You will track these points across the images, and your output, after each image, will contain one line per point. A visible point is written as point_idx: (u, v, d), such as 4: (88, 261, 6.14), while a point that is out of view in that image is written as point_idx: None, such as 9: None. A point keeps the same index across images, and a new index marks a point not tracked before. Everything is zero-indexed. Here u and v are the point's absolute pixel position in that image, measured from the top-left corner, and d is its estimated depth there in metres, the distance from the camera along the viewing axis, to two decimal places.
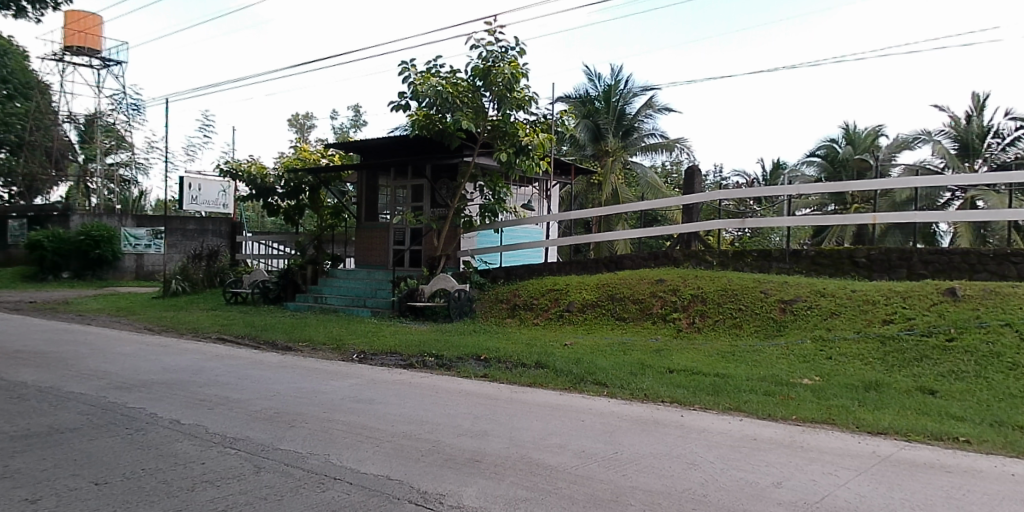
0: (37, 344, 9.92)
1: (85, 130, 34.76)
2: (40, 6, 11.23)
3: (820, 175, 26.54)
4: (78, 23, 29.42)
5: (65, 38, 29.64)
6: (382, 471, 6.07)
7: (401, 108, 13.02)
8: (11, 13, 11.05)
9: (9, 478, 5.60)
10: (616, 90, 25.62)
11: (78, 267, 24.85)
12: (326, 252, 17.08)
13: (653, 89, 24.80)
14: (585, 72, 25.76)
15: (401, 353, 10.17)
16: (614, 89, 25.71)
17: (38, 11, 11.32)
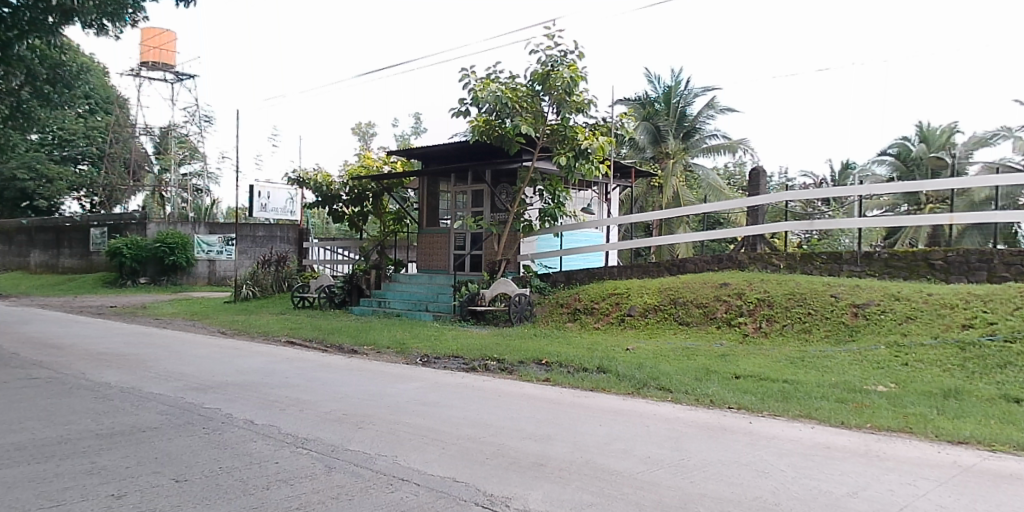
0: (121, 345, 10.36)
1: (161, 141, 36.35)
2: (120, 23, 11.80)
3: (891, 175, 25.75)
4: (154, 39, 30.82)
5: (142, 55, 31.07)
6: (448, 473, 6.10)
7: (462, 114, 13.14)
8: (93, 32, 11.64)
9: (96, 475, 5.84)
10: (677, 90, 25.54)
11: (154, 273, 26.08)
12: (389, 257, 17.57)
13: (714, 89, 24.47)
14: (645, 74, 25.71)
15: (463, 357, 10.22)
16: (675, 90, 25.60)
17: (118, 28, 11.91)
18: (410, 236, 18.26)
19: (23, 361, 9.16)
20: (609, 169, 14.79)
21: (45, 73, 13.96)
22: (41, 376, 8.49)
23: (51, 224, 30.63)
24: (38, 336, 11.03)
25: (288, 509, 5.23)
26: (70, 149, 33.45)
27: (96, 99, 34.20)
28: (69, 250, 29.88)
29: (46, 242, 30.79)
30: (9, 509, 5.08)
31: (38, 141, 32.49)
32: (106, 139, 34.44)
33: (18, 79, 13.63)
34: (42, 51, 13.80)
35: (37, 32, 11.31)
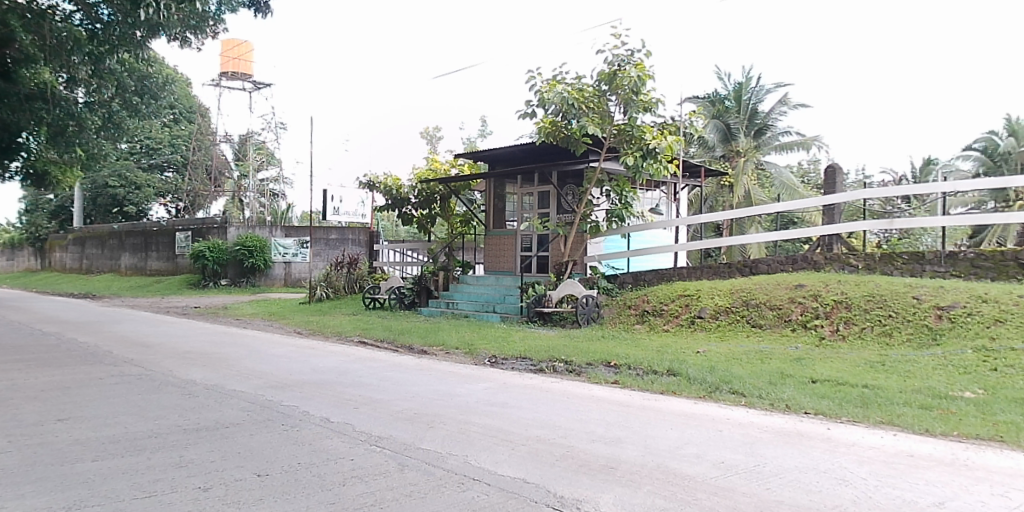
0: (205, 345, 10.84)
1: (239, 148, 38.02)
2: (201, 35, 12.38)
3: (977, 170, 24.58)
4: (233, 50, 32.12)
5: (222, 65, 32.42)
6: (519, 474, 6.12)
7: (528, 116, 13.21)
8: (177, 44, 12.25)
9: (185, 468, 6.11)
10: (748, 87, 24.94)
11: (234, 275, 27.33)
12: (457, 259, 17.87)
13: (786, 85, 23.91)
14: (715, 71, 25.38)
15: (531, 358, 10.25)
16: (747, 86, 24.99)
17: (199, 40, 12.49)
18: (477, 237, 18.49)
19: (117, 358, 9.70)
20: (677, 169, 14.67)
21: (133, 85, 15.09)
22: (133, 372, 8.97)
23: (139, 229, 32.41)
24: (132, 335, 11.67)
25: (365, 505, 5.35)
26: (157, 157, 36.17)
27: (181, 110, 36.86)
28: (158, 253, 31.32)
29: (135, 246, 32.57)
30: (107, 498, 5.37)
31: (129, 150, 35.54)
32: (188, 146, 36.49)
33: (108, 91, 14.61)
34: (131, 64, 14.89)
35: (127, 45, 12.01)
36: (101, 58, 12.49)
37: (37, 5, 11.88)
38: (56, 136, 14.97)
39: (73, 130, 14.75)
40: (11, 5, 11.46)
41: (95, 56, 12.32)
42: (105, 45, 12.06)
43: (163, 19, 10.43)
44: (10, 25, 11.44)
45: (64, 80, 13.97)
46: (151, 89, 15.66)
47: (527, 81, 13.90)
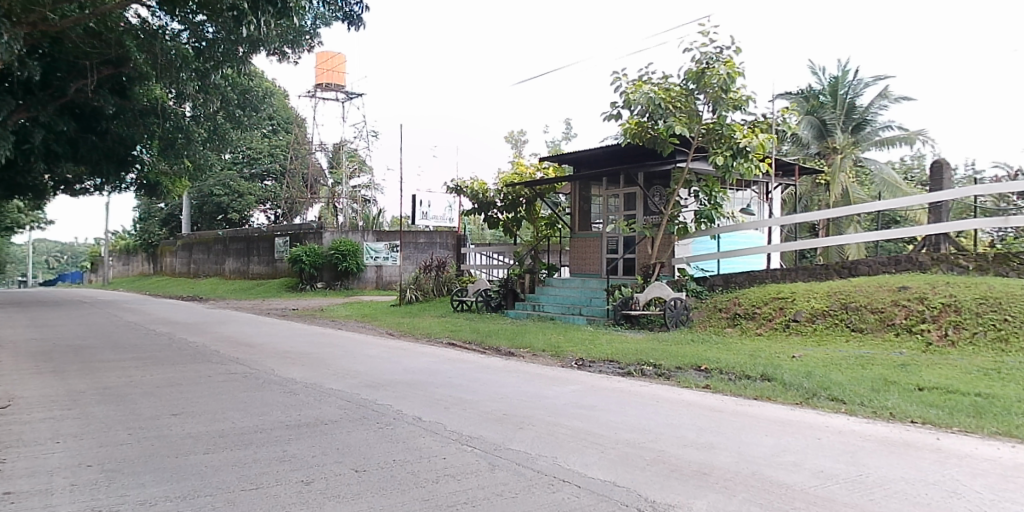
0: (304, 345, 11.31)
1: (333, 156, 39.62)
2: (298, 50, 12.99)
3: None
4: (328, 63, 33.48)
5: (317, 77, 33.83)
6: (609, 477, 6.08)
7: (614, 117, 13.16)
8: (276, 59, 12.89)
9: (288, 462, 6.38)
10: (845, 81, 24.12)
11: (330, 278, 28.35)
12: (543, 261, 17.95)
13: (887, 78, 22.90)
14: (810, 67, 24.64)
15: (619, 361, 10.17)
16: (843, 80, 24.18)
17: (296, 54, 13.11)
18: (563, 240, 18.57)
19: (224, 357, 10.25)
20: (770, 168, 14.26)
21: (236, 97, 15.75)
22: (238, 370, 9.46)
23: (241, 235, 34.27)
24: (238, 335, 12.32)
25: (459, 503, 5.44)
26: (257, 167, 38.46)
27: (279, 121, 38.94)
28: (258, 257, 32.93)
29: (238, 251, 34.41)
30: (217, 489, 5.67)
31: (232, 160, 38.01)
32: (286, 155, 38.58)
33: (215, 105, 15.36)
34: (235, 80, 15.54)
35: (230, 61, 12.71)
36: (208, 74, 13.13)
37: (151, 26, 12.83)
38: (168, 149, 16.34)
39: (182, 142, 16.04)
40: (130, 28, 12.76)
41: (202, 72, 13.03)
42: (210, 62, 12.60)
43: (264, 35, 10.96)
44: (127, 46, 12.76)
45: (174, 96, 15.28)
46: (252, 101, 16.23)
47: (613, 82, 13.86)
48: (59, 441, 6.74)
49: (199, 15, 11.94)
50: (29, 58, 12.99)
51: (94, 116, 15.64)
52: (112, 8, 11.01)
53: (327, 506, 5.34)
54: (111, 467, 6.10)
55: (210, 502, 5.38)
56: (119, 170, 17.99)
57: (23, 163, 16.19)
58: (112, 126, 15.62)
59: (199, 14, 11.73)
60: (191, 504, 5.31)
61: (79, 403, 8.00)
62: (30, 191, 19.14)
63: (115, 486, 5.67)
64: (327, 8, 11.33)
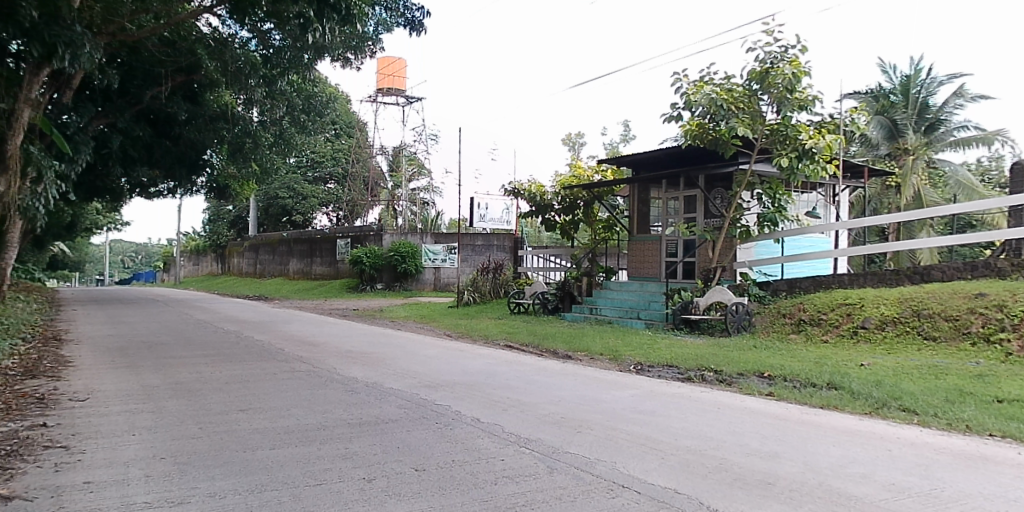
0: (364, 344, 11.53)
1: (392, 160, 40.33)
2: (360, 56, 13.28)
3: None
4: (389, 68, 34.14)
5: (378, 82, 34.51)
6: (669, 484, 5.98)
7: (674, 118, 13.12)
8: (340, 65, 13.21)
9: (350, 459, 6.50)
10: (917, 79, 23.32)
11: (389, 279, 28.86)
12: (600, 264, 17.91)
13: (963, 76, 22.02)
14: (880, 65, 23.91)
15: (679, 366, 10.04)
16: (916, 78, 23.40)
17: (358, 60, 13.39)
18: (621, 243, 18.52)
19: (288, 355, 10.55)
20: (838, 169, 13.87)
21: (301, 103, 16.32)
22: (301, 368, 9.72)
23: (305, 237, 35.20)
24: (301, 334, 12.66)
25: (518, 505, 5.42)
26: (320, 170, 39.74)
27: (342, 125, 39.95)
28: (321, 258, 33.76)
29: (301, 252, 35.39)
30: (283, 484, 5.78)
31: (298, 164, 39.38)
32: (347, 158, 39.72)
33: (281, 111, 16.18)
34: (300, 86, 15.98)
35: (295, 67, 13.05)
36: (274, 80, 13.85)
37: (221, 34, 13.33)
38: (238, 153, 17.31)
39: (250, 146, 16.89)
40: (201, 36, 13.33)
41: (268, 79, 13.68)
42: (277, 68, 13.23)
43: (329, 41, 11.25)
44: (199, 54, 13.35)
45: (242, 102, 16.01)
46: (316, 107, 16.79)
47: (673, 83, 13.81)
48: (135, 433, 7.01)
49: (267, 23, 12.31)
50: (109, 67, 13.71)
51: (167, 121, 16.38)
52: (183, 17, 11.47)
53: (389, 503, 5.38)
54: (182, 460, 6.29)
55: (276, 495, 5.52)
56: (190, 173, 18.74)
57: (103, 167, 17.03)
58: (184, 131, 16.39)
59: (267, 22, 12.08)
60: (258, 497, 5.47)
61: (153, 397, 8.32)
62: (108, 195, 20.10)
63: (186, 478, 5.84)
64: (389, 14, 11.52)
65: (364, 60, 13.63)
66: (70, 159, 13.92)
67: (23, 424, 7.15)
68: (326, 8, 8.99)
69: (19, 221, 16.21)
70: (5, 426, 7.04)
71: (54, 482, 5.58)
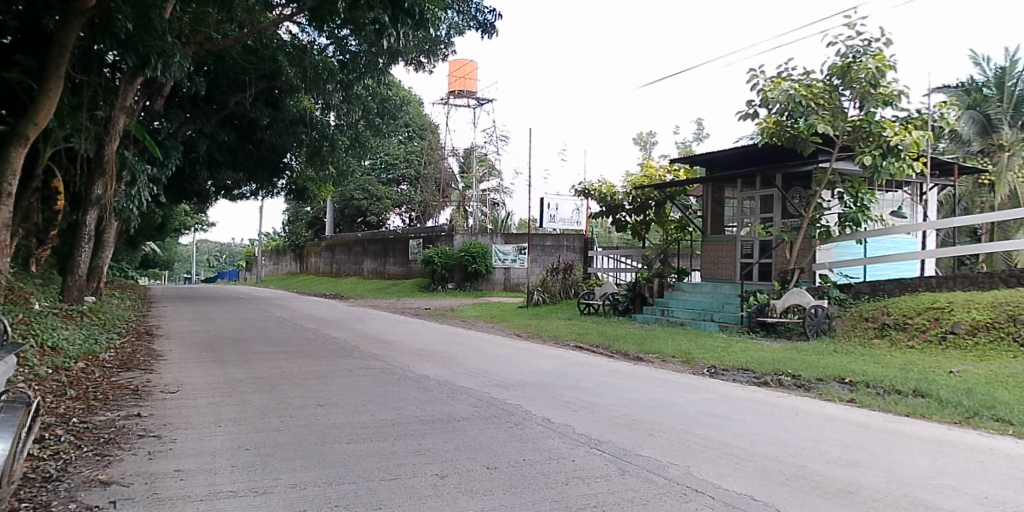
0: (436, 343, 11.75)
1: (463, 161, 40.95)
2: (433, 59, 13.58)
3: None
4: (460, 70, 34.65)
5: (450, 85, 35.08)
6: (746, 490, 5.71)
7: (751, 116, 13.00)
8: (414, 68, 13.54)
9: (423, 455, 6.50)
10: (1013, 71, 22.28)
11: (460, 279, 29.30)
12: (672, 266, 17.77)
13: None
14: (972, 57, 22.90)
15: (754, 370, 9.82)
16: (1011, 71, 22.36)
17: (431, 62, 13.69)
18: (693, 244, 18.34)
19: (363, 352, 10.86)
20: (925, 167, 13.31)
21: (377, 107, 16.79)
22: (376, 366, 9.97)
23: (379, 238, 36.06)
24: (376, 332, 13.01)
25: (589, 506, 5.22)
26: (394, 172, 40.82)
27: (415, 128, 40.88)
28: (394, 258, 34.54)
29: (375, 252, 36.31)
30: (359, 477, 5.81)
31: (372, 166, 40.55)
32: (420, 161, 40.67)
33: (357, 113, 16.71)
34: (375, 90, 16.50)
35: (371, 72, 13.50)
36: (351, 84, 14.35)
37: (300, 41, 14.05)
38: (317, 156, 17.84)
39: (328, 149, 17.42)
40: (282, 44, 14.08)
41: (346, 83, 14.20)
42: (354, 73, 13.67)
43: (403, 45, 11.53)
44: (280, 61, 13.99)
45: (320, 106, 16.79)
46: (390, 110, 17.14)
47: (749, 80, 13.71)
48: (221, 425, 7.31)
49: (344, 30, 12.75)
50: (197, 75, 14.47)
51: (250, 126, 17.18)
52: (265, 25, 11.97)
53: (461, 499, 5.32)
54: (263, 451, 6.47)
55: (348, 487, 5.53)
56: (271, 175, 19.52)
57: (191, 171, 17.95)
58: (265, 136, 17.18)
59: (344, 29, 12.52)
60: (332, 488, 5.55)
61: (237, 391, 8.68)
62: (195, 197, 21.19)
63: (268, 469, 5.97)
64: (462, 17, 11.70)
65: (437, 62, 13.91)
66: (161, 163, 14.84)
67: (120, 414, 7.57)
68: (400, 14, 9.14)
69: (116, 222, 17.28)
70: (103, 415, 7.48)
71: (148, 469, 5.76)
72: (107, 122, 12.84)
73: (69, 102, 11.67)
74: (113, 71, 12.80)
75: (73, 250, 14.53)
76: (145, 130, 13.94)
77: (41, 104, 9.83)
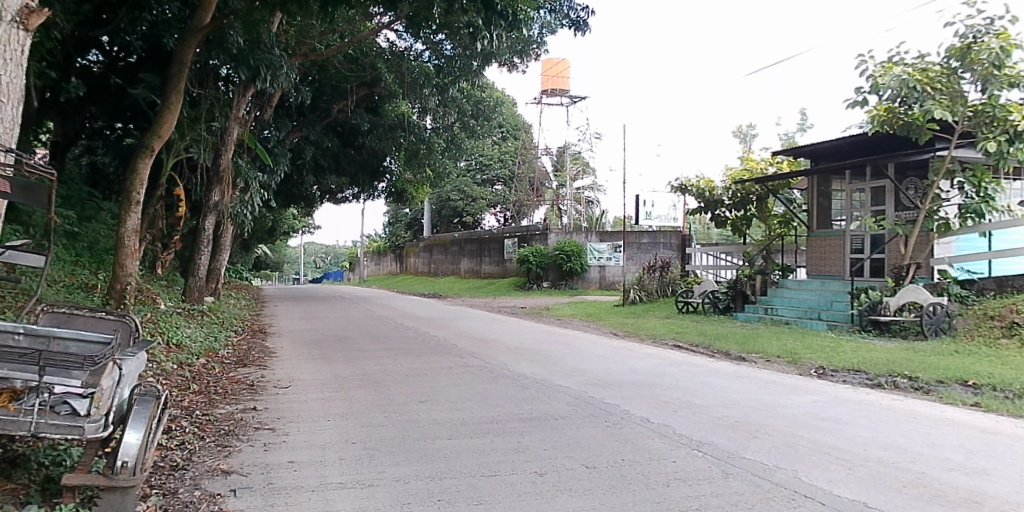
0: (532, 342, 11.83)
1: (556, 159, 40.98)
2: (525, 58, 13.70)
3: None
4: (552, 69, 34.67)
5: (543, 85, 35.20)
6: (859, 497, 5.37)
7: (860, 103, 12.31)
8: (508, 68, 13.72)
9: (521, 453, 6.54)
10: None
11: (555, 278, 29.37)
12: (775, 262, 17.09)
13: None
14: None
15: (867, 372, 9.26)
16: None
17: (524, 62, 13.82)
18: (798, 239, 17.55)
19: (462, 350, 11.09)
20: None
21: (471, 108, 17.11)
22: (474, 364, 10.16)
23: (475, 238, 36.68)
24: (474, 330, 13.26)
25: (691, 508, 5.09)
26: (489, 173, 41.42)
27: (508, 128, 41.29)
28: (490, 258, 35.04)
29: (472, 252, 36.96)
30: (460, 473, 5.90)
31: (468, 168, 41.34)
32: (514, 161, 41.00)
33: (452, 116, 17.10)
34: (470, 92, 16.82)
35: (465, 74, 13.87)
36: (446, 87, 14.86)
37: (398, 48, 14.62)
38: (415, 159, 18.48)
39: (425, 152, 18.00)
40: (381, 51, 14.60)
41: (441, 87, 14.76)
42: (449, 76, 14.17)
43: (496, 47, 11.73)
44: (379, 68, 14.60)
45: (417, 111, 17.30)
46: (484, 111, 17.44)
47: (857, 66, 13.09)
48: (330, 419, 7.67)
49: (439, 36, 13.19)
50: (303, 85, 15.26)
51: (351, 132, 17.97)
52: (364, 34, 12.47)
53: (561, 498, 5.29)
54: (369, 445, 6.72)
55: (448, 481, 5.65)
56: (373, 179, 20.40)
57: (299, 177, 18.96)
58: (366, 141, 17.93)
59: (439, 35, 12.98)
60: (432, 480, 5.68)
61: (344, 387, 9.08)
62: (303, 202, 22.38)
63: (375, 462, 6.19)
64: (554, 16, 11.75)
65: (529, 62, 14.05)
66: (271, 170, 15.78)
67: (238, 408, 8.10)
68: (494, 16, 9.23)
69: (231, 226, 18.48)
70: (223, 408, 8.03)
71: (264, 460, 6.12)
72: (222, 133, 13.75)
73: (188, 115, 12.60)
74: (226, 84, 13.68)
75: (194, 254, 15.66)
76: (256, 140, 14.84)
77: (163, 118, 10.62)
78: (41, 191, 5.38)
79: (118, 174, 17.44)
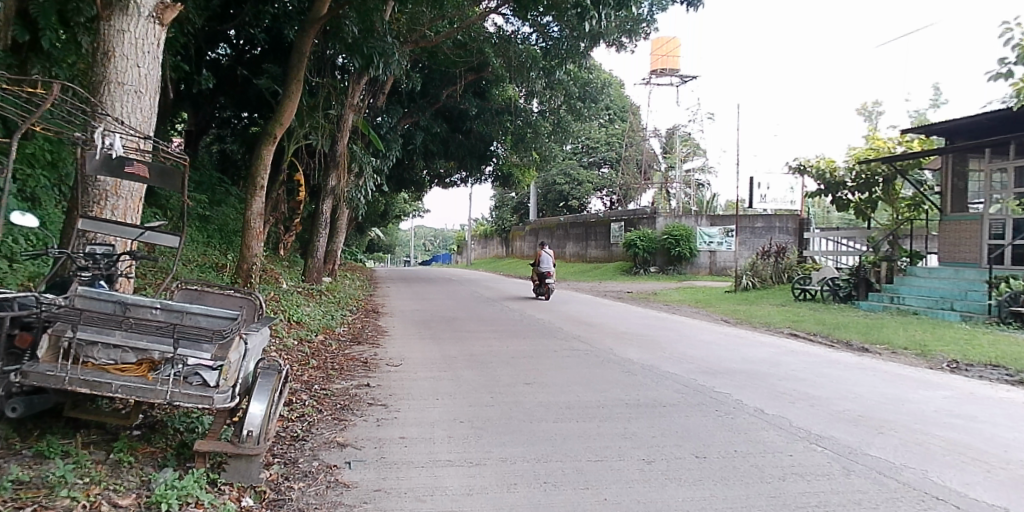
0: (638, 327, 11.65)
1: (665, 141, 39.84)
2: (636, 37, 13.34)
3: None
4: (662, 47, 33.61)
5: (652, 64, 34.25)
6: (1001, 502, 4.88)
7: (1003, 75, 11.10)
8: (617, 49, 13.44)
9: (629, 439, 6.45)
10: None
11: (663, 263, 28.75)
12: (903, 248, 15.85)
13: None
14: None
15: (1007, 367, 8.39)
16: None
17: (633, 41, 13.47)
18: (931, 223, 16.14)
19: (567, 334, 11.10)
20: None
21: (577, 90, 16.97)
22: (579, 348, 10.14)
23: (581, 221, 36.47)
24: (579, 314, 13.23)
25: (810, 505, 4.82)
26: (595, 155, 41.01)
27: (618, 109, 40.50)
28: (596, 242, 34.75)
29: (577, 236, 36.83)
30: (565, 456, 5.91)
31: (574, 151, 41.13)
32: (621, 143, 40.28)
33: (558, 99, 17.02)
34: (577, 74, 16.66)
35: (572, 56, 13.72)
36: (553, 69, 14.77)
37: (505, 32, 14.73)
38: (522, 142, 18.61)
39: (532, 136, 18.06)
40: (488, 36, 14.71)
41: (548, 69, 14.70)
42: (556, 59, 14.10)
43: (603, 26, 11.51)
44: (487, 53, 14.75)
45: (523, 95, 17.38)
46: (590, 93, 17.20)
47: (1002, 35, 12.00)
48: (438, 398, 7.91)
49: (547, 18, 13.21)
50: (413, 72, 15.70)
51: (460, 117, 18.32)
52: (473, 20, 12.62)
53: (668, 487, 5.18)
54: (477, 424, 6.88)
55: (553, 464, 5.67)
56: (480, 163, 20.72)
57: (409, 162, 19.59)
58: (474, 126, 18.24)
59: (547, 17, 12.95)
60: (532, 461, 5.73)
61: (452, 366, 9.33)
62: (414, 186, 23.14)
63: (480, 441, 6.32)
64: None
65: (639, 41, 13.67)
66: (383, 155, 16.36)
67: (352, 383, 8.52)
68: None
69: (348, 210, 19.40)
70: (340, 384, 8.49)
71: (377, 435, 6.41)
72: (338, 121, 14.37)
73: (307, 103, 13.27)
74: (342, 74, 14.31)
75: (313, 237, 16.59)
76: (370, 126, 15.44)
77: (284, 106, 11.22)
78: (174, 174, 5.77)
79: (245, 161, 18.72)
